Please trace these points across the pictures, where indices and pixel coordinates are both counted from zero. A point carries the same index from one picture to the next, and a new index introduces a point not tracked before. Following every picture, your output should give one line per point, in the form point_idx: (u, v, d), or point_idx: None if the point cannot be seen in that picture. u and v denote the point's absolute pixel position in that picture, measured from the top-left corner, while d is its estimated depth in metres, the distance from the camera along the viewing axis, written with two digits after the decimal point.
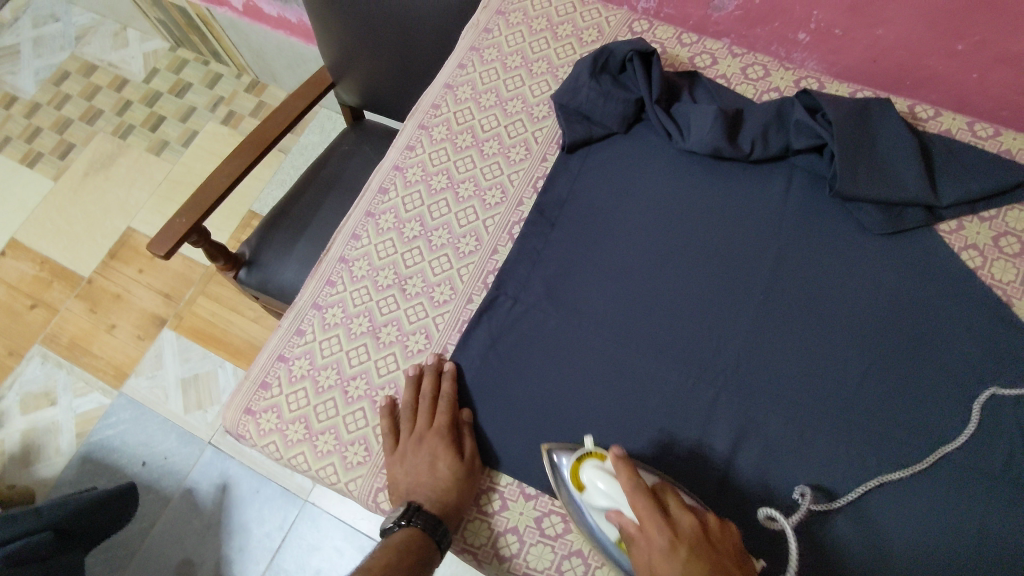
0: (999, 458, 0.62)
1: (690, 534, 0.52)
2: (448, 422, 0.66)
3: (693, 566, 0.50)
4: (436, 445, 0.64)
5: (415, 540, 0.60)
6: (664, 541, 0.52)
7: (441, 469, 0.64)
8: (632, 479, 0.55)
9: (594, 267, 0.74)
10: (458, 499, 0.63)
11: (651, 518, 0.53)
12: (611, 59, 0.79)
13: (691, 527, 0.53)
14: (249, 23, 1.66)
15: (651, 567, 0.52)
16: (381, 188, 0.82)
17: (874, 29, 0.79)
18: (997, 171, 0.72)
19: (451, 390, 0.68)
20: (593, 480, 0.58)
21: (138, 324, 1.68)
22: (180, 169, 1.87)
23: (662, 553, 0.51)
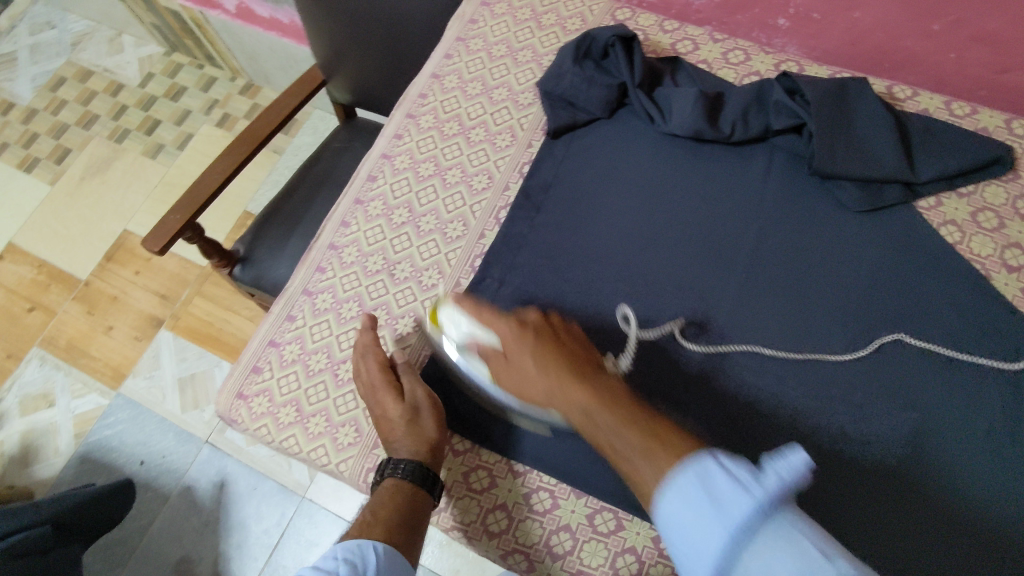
0: (983, 426, 0.63)
1: (533, 325, 0.62)
2: (380, 366, 0.67)
3: (533, 345, 0.60)
4: (374, 401, 0.66)
5: (390, 493, 0.61)
6: (510, 333, 0.62)
7: (386, 422, 0.65)
8: (476, 304, 0.65)
9: (580, 248, 0.75)
10: (414, 437, 0.63)
11: (512, 328, 0.62)
12: (594, 45, 0.80)
13: (542, 325, 0.62)
14: (242, 25, 1.68)
15: (505, 361, 0.61)
16: (370, 176, 0.83)
17: (851, 12, 0.81)
18: (974, 148, 0.74)
19: (371, 340, 0.69)
20: (444, 317, 0.66)
21: (135, 325, 1.69)
22: (176, 172, 1.88)
23: (510, 343, 0.61)
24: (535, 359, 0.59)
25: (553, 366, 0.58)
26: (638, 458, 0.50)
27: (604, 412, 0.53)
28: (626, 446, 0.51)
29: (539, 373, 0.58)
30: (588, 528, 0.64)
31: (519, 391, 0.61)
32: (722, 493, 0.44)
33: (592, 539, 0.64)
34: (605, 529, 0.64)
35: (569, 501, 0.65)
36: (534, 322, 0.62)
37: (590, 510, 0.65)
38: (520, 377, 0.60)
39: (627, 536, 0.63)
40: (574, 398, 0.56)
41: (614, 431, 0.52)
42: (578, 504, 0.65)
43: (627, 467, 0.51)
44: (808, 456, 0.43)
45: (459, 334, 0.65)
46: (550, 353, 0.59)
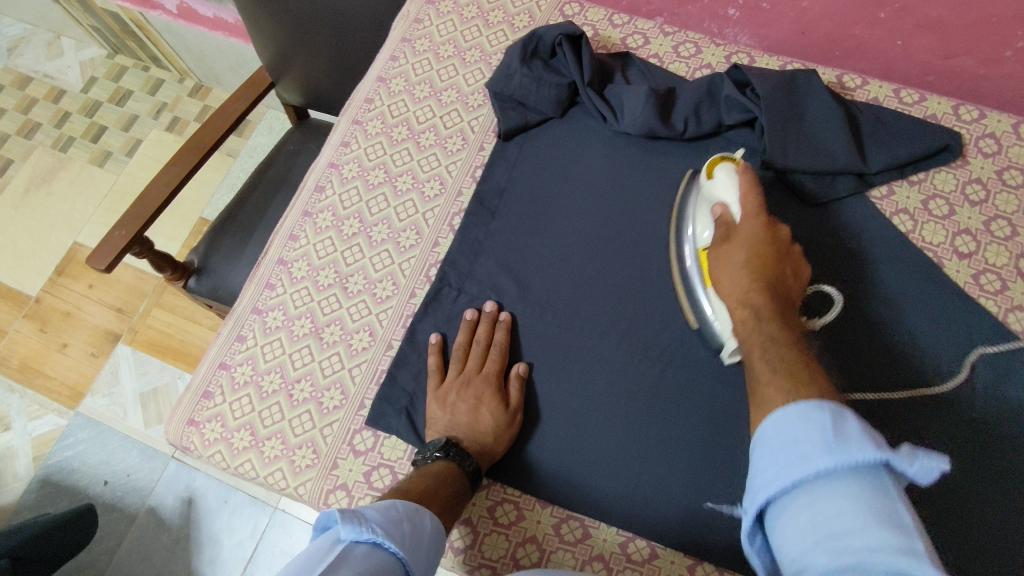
0: (943, 416, 0.62)
1: (778, 240, 0.61)
2: (497, 369, 0.67)
3: (756, 253, 0.60)
4: (483, 390, 0.65)
5: (450, 473, 0.59)
6: (751, 225, 0.61)
7: (483, 414, 0.64)
8: (752, 178, 0.64)
9: (537, 253, 0.74)
10: (495, 447, 0.63)
11: (755, 219, 0.61)
12: (541, 44, 0.78)
13: (781, 244, 0.61)
14: (185, 25, 1.62)
15: (726, 238, 0.62)
16: (318, 186, 0.80)
17: (799, 1, 0.80)
18: (924, 136, 0.74)
19: (505, 340, 0.68)
20: (720, 172, 0.66)
21: (91, 341, 1.63)
22: (126, 180, 1.82)
23: (742, 234, 0.61)
24: (748, 259, 0.59)
25: (762, 273, 0.58)
26: (778, 372, 0.50)
27: (771, 329, 0.54)
28: (769, 361, 0.51)
29: (742, 276, 0.59)
30: (555, 538, 0.63)
31: (715, 273, 0.62)
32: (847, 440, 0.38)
33: (559, 550, 0.62)
34: (571, 538, 0.63)
35: (534, 512, 0.64)
36: (778, 236, 0.61)
37: (556, 520, 0.64)
38: (726, 260, 0.61)
39: (594, 543, 0.62)
40: (752, 298, 0.57)
41: (773, 344, 0.53)
42: (544, 515, 0.64)
43: (757, 375, 0.52)
44: (949, 461, 0.37)
45: (719, 193, 0.65)
46: (765, 261, 0.59)
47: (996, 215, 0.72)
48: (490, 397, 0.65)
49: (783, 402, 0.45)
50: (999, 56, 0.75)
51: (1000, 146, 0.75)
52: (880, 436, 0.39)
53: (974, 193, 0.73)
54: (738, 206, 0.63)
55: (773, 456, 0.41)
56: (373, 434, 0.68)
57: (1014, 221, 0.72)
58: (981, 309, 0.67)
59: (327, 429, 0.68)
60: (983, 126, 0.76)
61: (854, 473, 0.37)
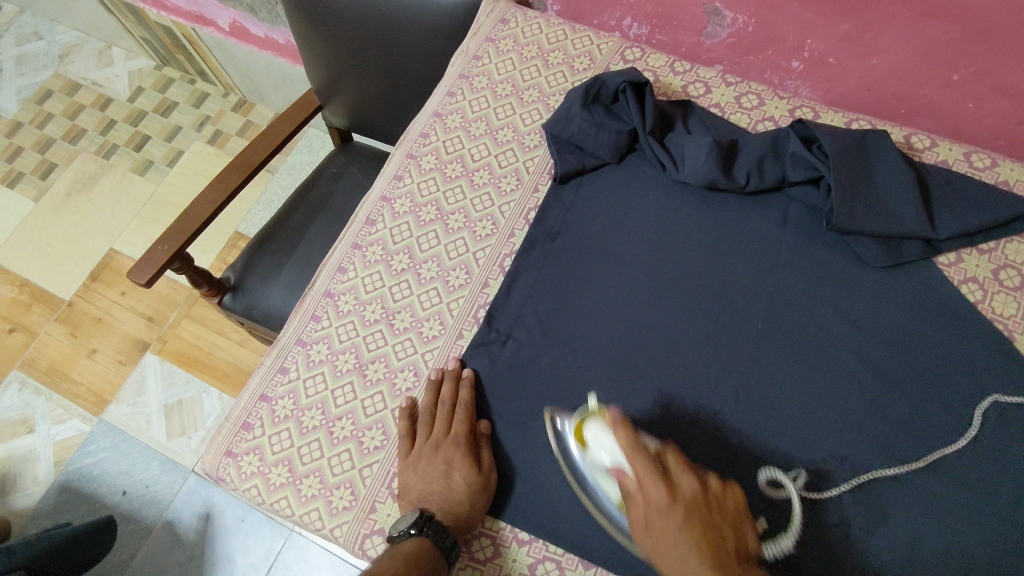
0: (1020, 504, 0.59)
1: (688, 501, 0.52)
2: (466, 431, 0.65)
3: (689, 537, 0.50)
4: (452, 454, 0.63)
5: (422, 551, 0.57)
6: (659, 497, 0.53)
7: (456, 479, 0.62)
8: (631, 437, 0.55)
9: (587, 302, 0.72)
10: (471, 512, 0.61)
11: (664, 496, 0.52)
12: (604, 89, 0.77)
13: (699, 500, 0.53)
14: (236, 43, 1.64)
15: (649, 531, 0.52)
16: (369, 219, 0.80)
17: (868, 58, 0.79)
18: (996, 204, 0.71)
19: (469, 398, 0.67)
20: (596, 437, 0.58)
21: (120, 349, 1.64)
22: (166, 190, 1.84)
23: (656, 513, 0.52)
24: (682, 537, 0.50)
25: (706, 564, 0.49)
26: None
27: None
28: None
29: (683, 560, 0.50)
30: None
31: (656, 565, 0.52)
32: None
33: None
34: None
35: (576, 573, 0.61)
36: (689, 495, 0.53)
37: None
38: (659, 553, 0.51)
39: None
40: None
41: None
42: None
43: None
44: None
45: (603, 458, 0.57)
46: (703, 543, 0.50)
47: None
48: (461, 461, 0.63)
49: None
50: None
51: None
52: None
53: None
54: (637, 478, 0.54)
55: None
56: None
57: None
58: None
59: (367, 470, 0.67)
60: None
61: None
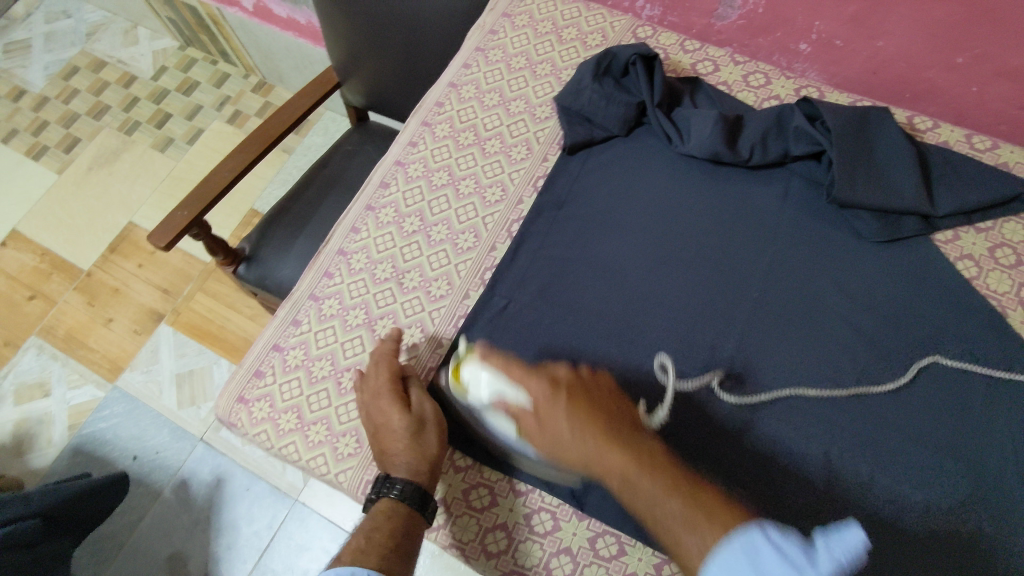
0: (1005, 472, 0.61)
1: (565, 386, 0.60)
2: (388, 378, 0.65)
3: (573, 417, 0.57)
4: (384, 399, 0.64)
5: (385, 512, 0.60)
6: (541, 394, 0.59)
7: (393, 420, 0.62)
8: (504, 358, 0.62)
9: (590, 267, 0.74)
10: (416, 447, 0.62)
11: (546, 394, 0.59)
12: (614, 63, 0.80)
13: (573, 386, 0.60)
14: (258, 24, 1.68)
15: (538, 424, 0.58)
16: (382, 182, 0.82)
17: (875, 40, 0.81)
18: (995, 184, 0.73)
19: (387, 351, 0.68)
20: (471, 372, 0.62)
21: (135, 319, 1.68)
22: (185, 167, 1.88)
23: (542, 405, 0.59)
24: (572, 427, 0.57)
25: (592, 435, 0.56)
26: (681, 527, 0.50)
27: (644, 476, 0.53)
28: (672, 519, 0.51)
29: (579, 437, 0.56)
30: (589, 551, 0.62)
31: (562, 455, 0.57)
32: (767, 564, 0.45)
33: (593, 563, 0.62)
34: (606, 553, 0.62)
35: (570, 523, 0.64)
36: (564, 381, 0.60)
37: (592, 534, 0.63)
38: (554, 443, 0.57)
39: (628, 561, 0.62)
40: (608, 455, 0.55)
41: (656, 500, 0.52)
42: (580, 527, 0.63)
43: (665, 535, 0.51)
44: (864, 533, 0.45)
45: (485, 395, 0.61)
46: (587, 414, 0.57)
47: None
48: (388, 408, 0.63)
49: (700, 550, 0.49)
50: None
51: None
52: (796, 537, 0.47)
53: None
54: (517, 385, 0.60)
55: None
56: None
57: None
58: None
59: None
60: None
61: None
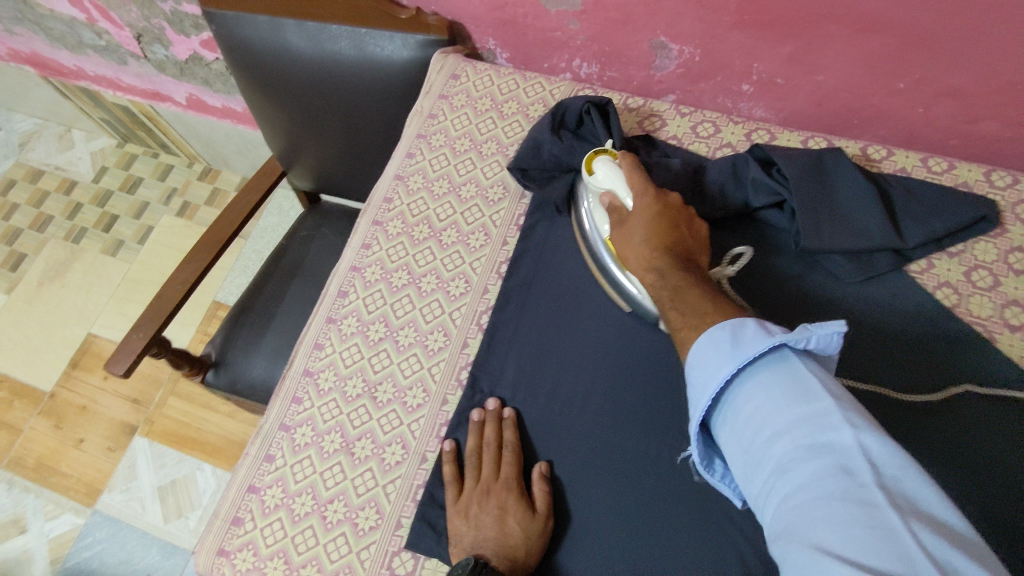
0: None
1: (671, 207, 0.63)
2: (516, 472, 0.65)
3: (652, 225, 0.62)
4: (506, 498, 0.63)
5: None
6: (643, 199, 0.64)
7: (511, 524, 0.62)
8: (631, 164, 0.67)
9: (570, 351, 0.71)
10: (528, 558, 0.60)
11: (645, 198, 0.64)
12: (568, 114, 0.78)
13: (676, 207, 0.63)
14: (194, 115, 1.64)
15: (622, 222, 0.64)
16: (340, 291, 0.79)
17: (815, 75, 0.80)
18: (959, 208, 0.72)
19: (515, 439, 0.66)
20: (600, 169, 0.68)
21: (107, 435, 1.60)
22: (139, 267, 1.82)
23: (636, 212, 0.63)
24: (649, 226, 0.62)
25: (659, 240, 0.61)
26: (686, 319, 0.53)
27: (674, 278, 0.57)
28: (677, 308, 0.55)
29: (646, 246, 0.61)
30: None
31: (620, 252, 0.64)
32: (747, 336, 0.48)
33: None
34: None
35: None
36: (670, 203, 0.63)
37: None
38: (625, 238, 0.63)
39: None
40: (653, 262, 0.60)
41: (680, 300, 0.55)
42: None
43: (672, 316, 0.55)
44: (844, 323, 0.47)
45: (602, 185, 0.68)
46: (664, 231, 0.61)
47: None
48: (514, 505, 0.62)
49: (696, 336, 0.52)
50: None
51: None
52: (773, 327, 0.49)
53: (1017, 261, 0.71)
54: (626, 193, 0.65)
55: (697, 370, 0.50)
56: (412, 556, 0.64)
57: None
58: None
59: (364, 552, 0.65)
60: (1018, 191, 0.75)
61: (758, 369, 0.48)
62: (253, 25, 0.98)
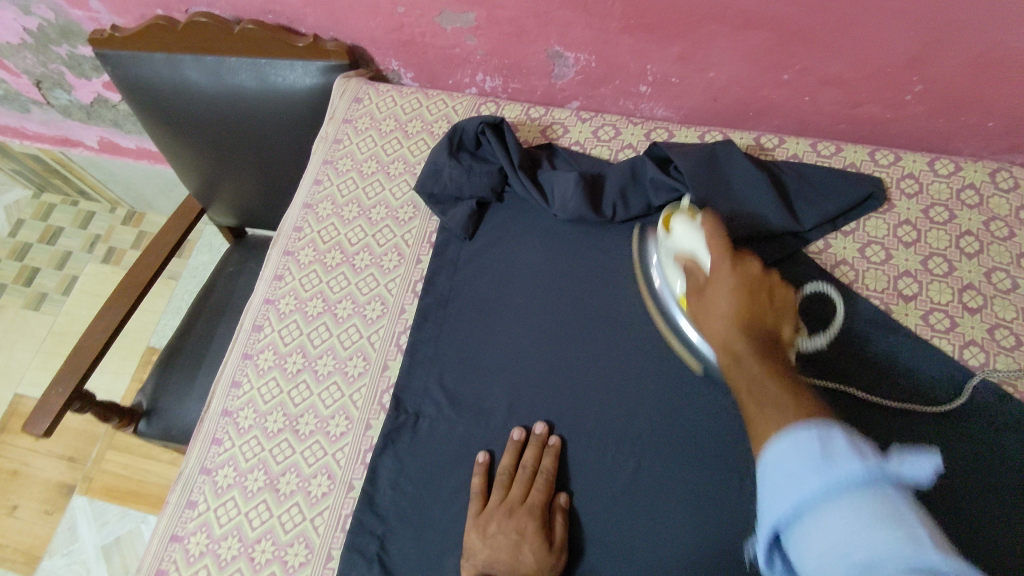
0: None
1: (752, 275, 0.56)
2: (543, 500, 0.63)
3: (734, 298, 0.54)
4: (526, 524, 0.61)
5: None
6: (722, 266, 0.57)
7: (525, 552, 0.60)
8: (716, 225, 0.62)
9: (489, 362, 0.72)
10: None
11: (725, 267, 0.57)
12: (465, 136, 0.79)
13: (758, 280, 0.55)
14: (109, 158, 1.59)
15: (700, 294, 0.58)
16: (255, 326, 0.77)
17: (706, 72, 0.83)
18: (848, 188, 0.75)
19: (552, 466, 0.64)
20: (679, 226, 0.65)
21: (44, 498, 1.53)
22: (65, 320, 1.75)
23: (715, 282, 0.57)
24: (727, 296, 0.54)
25: (741, 314, 0.53)
26: (764, 412, 0.44)
27: (755, 360, 0.49)
28: (755, 408, 0.46)
29: (721, 306, 0.54)
30: None
31: (702, 323, 0.56)
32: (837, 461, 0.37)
33: None
34: None
35: None
36: (751, 273, 0.56)
37: None
38: (702, 308, 0.57)
39: None
40: (736, 343, 0.51)
41: (757, 382, 0.47)
42: None
43: (742, 397, 0.48)
44: (941, 457, 0.36)
45: (679, 245, 0.64)
46: (741, 299, 0.54)
47: (932, 253, 0.74)
48: (533, 533, 0.61)
49: (775, 428, 0.42)
50: (900, 100, 0.79)
51: (921, 185, 0.77)
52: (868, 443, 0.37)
53: (906, 234, 0.75)
54: (707, 257, 0.60)
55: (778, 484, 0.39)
56: None
57: (949, 256, 0.73)
58: (932, 350, 0.68)
59: None
60: (901, 168, 0.79)
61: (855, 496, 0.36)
62: (150, 64, 0.97)
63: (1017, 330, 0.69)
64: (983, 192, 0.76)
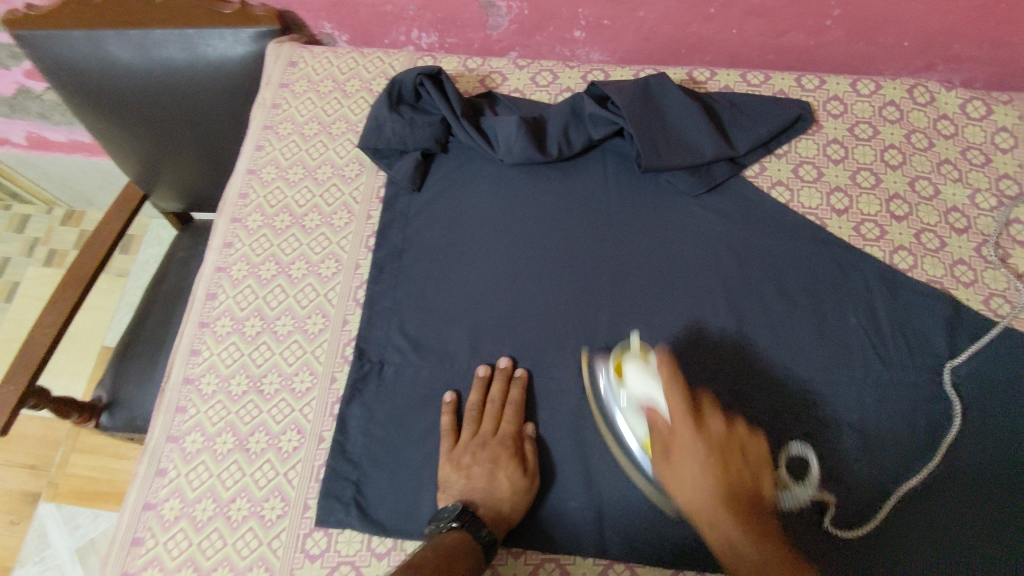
0: (916, 465, 0.63)
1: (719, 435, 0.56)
2: (514, 429, 0.65)
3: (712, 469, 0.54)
4: (500, 452, 0.63)
5: (463, 543, 0.56)
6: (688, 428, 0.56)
7: (501, 478, 0.62)
8: (673, 370, 0.60)
9: (448, 307, 0.73)
10: (514, 511, 0.61)
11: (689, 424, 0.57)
12: (403, 90, 0.80)
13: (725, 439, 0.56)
14: (40, 154, 1.53)
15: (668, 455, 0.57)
16: (209, 294, 0.77)
17: (636, 12, 0.85)
18: (777, 112, 0.78)
19: (520, 396, 0.67)
20: (633, 374, 0.62)
21: (9, 509, 1.49)
22: (12, 327, 1.69)
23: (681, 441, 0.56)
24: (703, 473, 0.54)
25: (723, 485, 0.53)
26: None
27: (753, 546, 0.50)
28: None
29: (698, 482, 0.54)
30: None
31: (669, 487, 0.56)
32: None
33: None
34: None
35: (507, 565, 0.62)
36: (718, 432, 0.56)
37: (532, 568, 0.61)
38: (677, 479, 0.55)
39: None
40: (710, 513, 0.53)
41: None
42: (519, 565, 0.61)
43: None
44: None
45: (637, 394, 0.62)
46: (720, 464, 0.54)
47: (859, 168, 0.78)
48: (507, 460, 0.63)
49: None
50: (821, 26, 0.82)
51: (845, 105, 0.81)
52: None
53: (835, 152, 0.79)
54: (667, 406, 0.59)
55: None
56: (325, 534, 0.64)
57: (875, 169, 0.77)
58: (864, 258, 0.72)
59: (275, 542, 0.64)
60: (826, 91, 0.82)
61: None
62: (69, 43, 0.92)
63: (939, 232, 0.73)
64: (902, 108, 0.80)
